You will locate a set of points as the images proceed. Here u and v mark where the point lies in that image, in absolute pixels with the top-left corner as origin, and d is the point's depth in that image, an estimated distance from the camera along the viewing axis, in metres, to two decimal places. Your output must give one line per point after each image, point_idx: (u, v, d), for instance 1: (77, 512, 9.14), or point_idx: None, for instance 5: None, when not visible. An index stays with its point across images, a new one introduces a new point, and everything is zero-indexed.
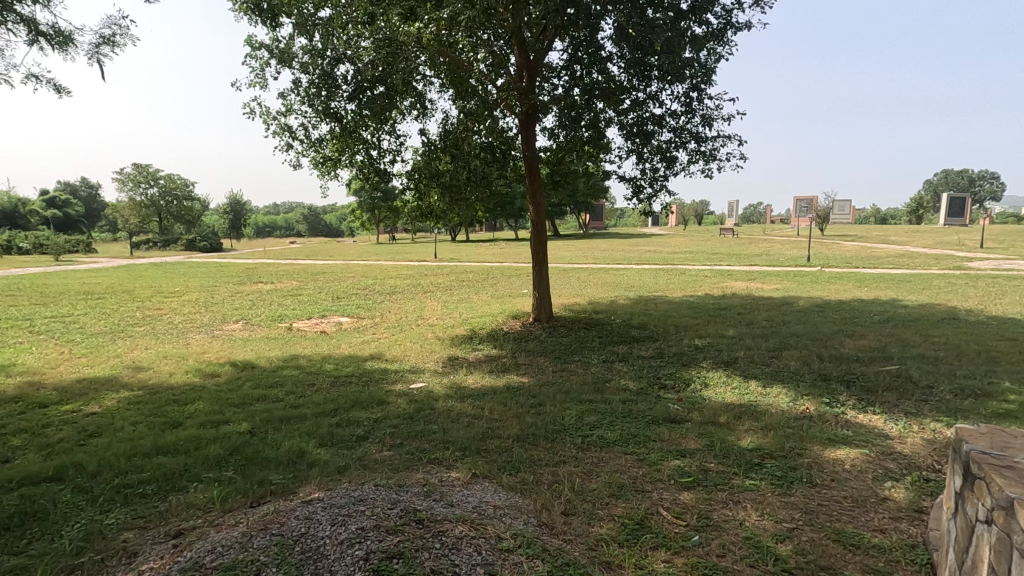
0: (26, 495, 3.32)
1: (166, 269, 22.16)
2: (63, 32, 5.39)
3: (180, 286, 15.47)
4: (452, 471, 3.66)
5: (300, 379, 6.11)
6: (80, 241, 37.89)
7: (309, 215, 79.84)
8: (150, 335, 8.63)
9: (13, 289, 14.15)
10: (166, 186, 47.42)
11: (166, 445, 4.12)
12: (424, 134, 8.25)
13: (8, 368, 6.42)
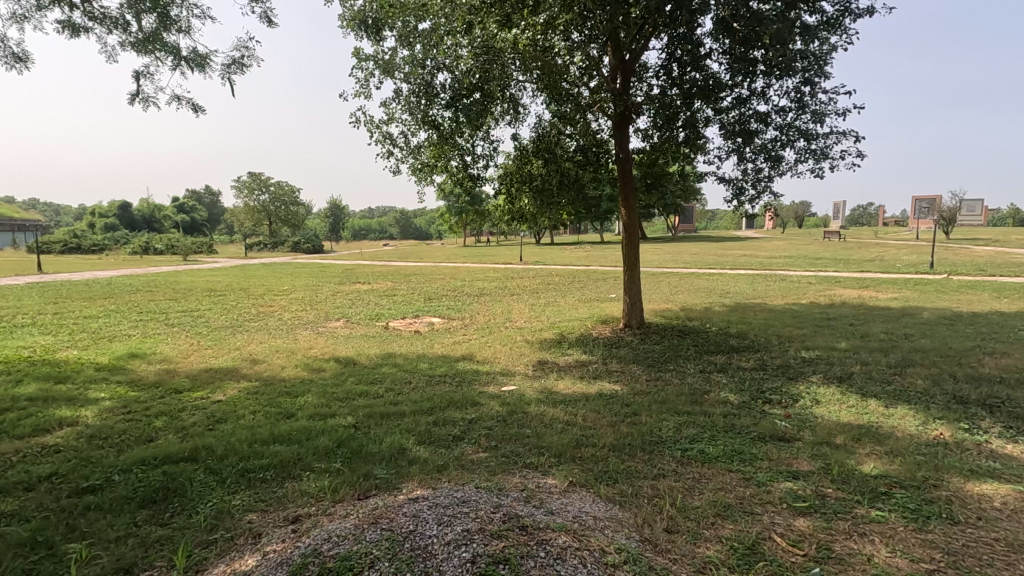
0: (167, 472, 3.70)
1: (275, 269, 24.09)
2: (200, 55, 5.98)
3: (288, 285, 16.76)
4: (548, 477, 3.64)
5: (398, 377, 6.36)
6: (204, 243, 42.07)
7: (400, 218, 83.57)
8: (265, 330, 9.39)
9: (151, 286, 15.96)
10: (276, 193, 51.65)
11: (282, 433, 4.45)
12: (516, 139, 8.34)
13: (149, 356, 7.25)
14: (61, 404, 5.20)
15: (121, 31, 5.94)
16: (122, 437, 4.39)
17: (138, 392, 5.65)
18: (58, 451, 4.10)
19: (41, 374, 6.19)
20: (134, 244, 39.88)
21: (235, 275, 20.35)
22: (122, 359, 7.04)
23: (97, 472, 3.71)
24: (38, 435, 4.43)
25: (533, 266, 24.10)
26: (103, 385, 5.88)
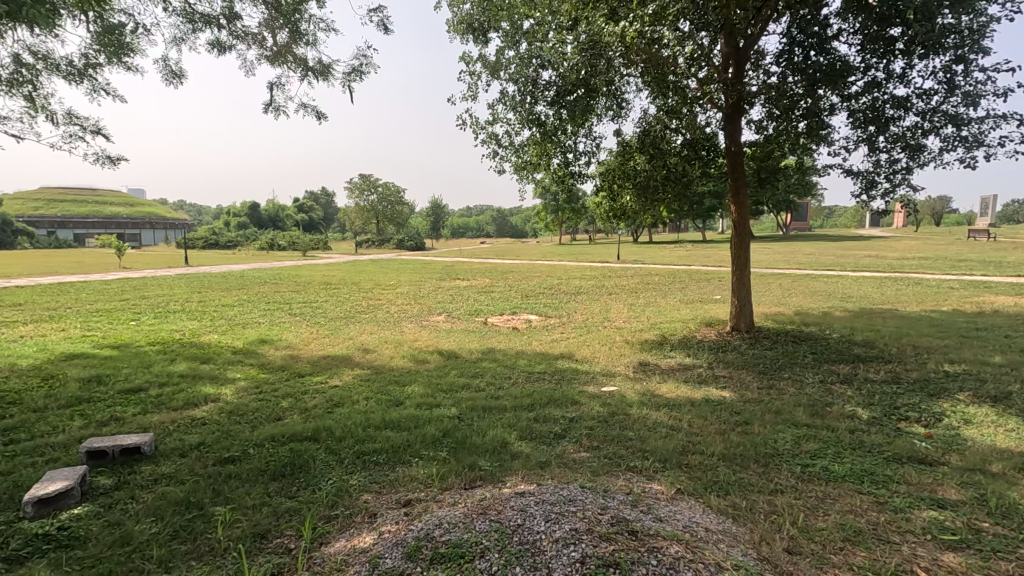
0: (294, 449, 4.04)
1: (383, 265, 25.60)
2: (324, 66, 6.46)
3: (395, 280, 17.69)
4: (654, 482, 3.52)
5: (498, 372, 6.47)
6: (320, 240, 45.60)
7: (497, 217, 85.29)
8: (374, 321, 9.99)
9: (277, 279, 17.57)
10: (384, 193, 54.81)
11: (392, 420, 4.69)
12: (620, 135, 8.14)
13: (277, 342, 7.97)
14: (206, 382, 5.86)
15: (258, 47, 6.57)
16: (255, 415, 4.86)
17: (268, 374, 6.23)
18: (205, 423, 4.63)
19: (190, 354, 7.02)
20: (262, 241, 44.17)
21: (347, 270, 21.87)
22: (254, 344, 7.80)
23: (236, 445, 4.13)
24: (188, 408, 5.03)
25: (630, 265, 23.51)
26: (239, 366, 6.55)
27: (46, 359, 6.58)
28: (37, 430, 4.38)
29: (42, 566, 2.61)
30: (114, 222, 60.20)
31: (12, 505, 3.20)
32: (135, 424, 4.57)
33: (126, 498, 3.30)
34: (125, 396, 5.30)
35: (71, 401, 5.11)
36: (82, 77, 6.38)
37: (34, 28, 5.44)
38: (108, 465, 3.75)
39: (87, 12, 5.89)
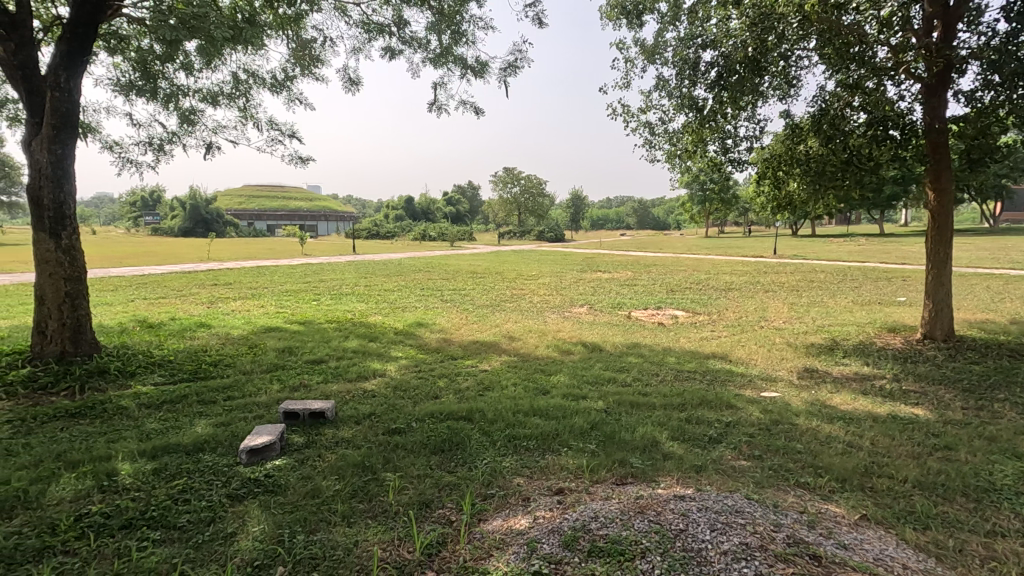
0: (451, 427, 4.29)
1: (524, 256, 26.29)
2: (482, 64, 6.73)
3: (537, 270, 18.06)
4: (831, 503, 3.15)
5: (645, 368, 6.26)
6: (466, 231, 48.15)
7: (637, 209, 83.00)
8: (519, 310, 10.28)
9: (429, 267, 18.89)
10: (527, 185, 56.09)
11: (540, 408, 4.76)
12: (789, 116, 7.36)
13: (431, 326, 8.57)
14: (374, 358, 6.48)
15: (423, 50, 7.04)
16: (416, 392, 5.25)
17: (425, 355, 6.71)
18: (374, 395, 5.11)
19: (359, 333, 7.83)
20: (415, 232, 47.90)
21: (491, 260, 22.85)
22: (413, 326, 8.47)
23: (401, 418, 4.49)
24: (360, 380, 5.60)
25: (789, 261, 21.41)
26: (400, 346, 7.15)
27: (251, 330, 7.78)
28: (246, 389, 5.19)
29: (254, 506, 3.07)
30: (298, 215, 69.48)
31: (231, 452, 3.82)
32: (319, 391, 5.20)
33: (314, 456, 3.76)
34: (310, 367, 6.07)
35: (272, 367, 5.98)
36: (281, 89, 7.37)
37: (248, 48, 6.40)
38: (300, 425, 4.32)
39: (286, 31, 6.77)
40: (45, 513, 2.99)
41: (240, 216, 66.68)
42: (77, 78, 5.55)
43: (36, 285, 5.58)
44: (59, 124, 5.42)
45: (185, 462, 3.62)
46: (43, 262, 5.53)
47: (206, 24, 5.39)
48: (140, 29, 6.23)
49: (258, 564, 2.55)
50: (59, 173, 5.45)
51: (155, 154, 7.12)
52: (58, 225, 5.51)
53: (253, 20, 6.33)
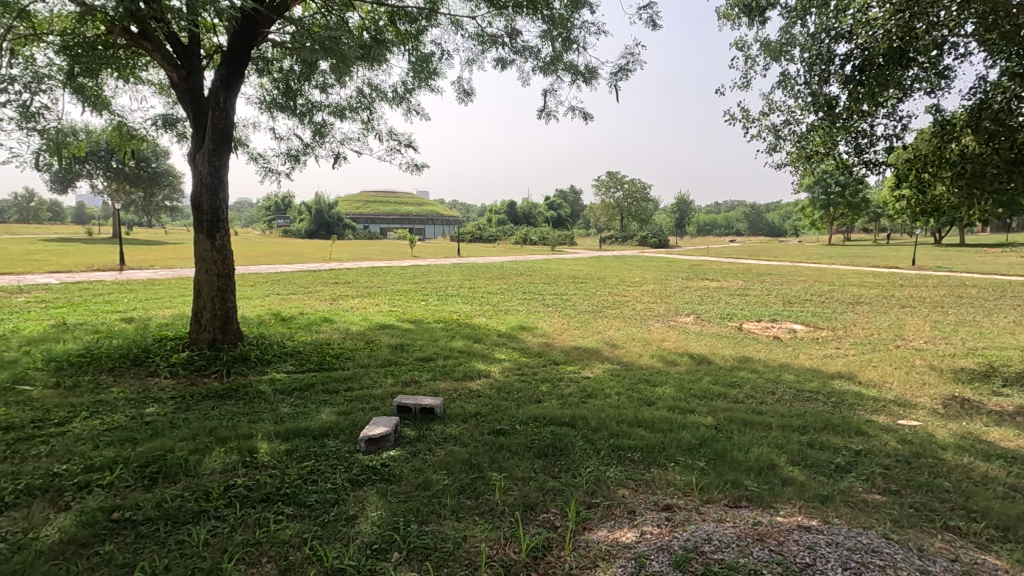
0: (554, 432, 4.30)
1: (626, 262, 25.76)
2: (593, 70, 6.69)
3: (640, 277, 17.59)
4: (988, 553, 2.75)
5: (759, 385, 5.86)
6: (567, 236, 48.16)
7: (749, 214, 78.18)
8: (621, 317, 10.09)
9: (530, 271, 19.13)
10: (630, 189, 54.89)
11: (645, 419, 4.63)
12: (939, 111, 6.55)
13: (533, 329, 8.67)
14: (478, 359, 6.67)
15: (534, 58, 7.16)
16: (519, 394, 5.33)
17: (528, 358, 6.80)
18: (479, 395, 5.26)
19: (465, 334, 8.11)
20: (517, 236, 48.69)
21: (592, 266, 22.65)
22: (515, 329, 8.62)
23: (505, 420, 4.59)
24: (466, 380, 5.80)
25: (931, 272, 19.00)
26: (503, 348, 7.30)
27: (367, 327, 8.35)
28: (363, 382, 5.57)
29: (373, 493, 3.29)
30: (407, 219, 73.59)
31: (352, 439, 4.11)
32: (428, 388, 5.45)
33: (425, 450, 3.95)
34: (420, 364, 6.38)
35: (386, 363, 6.37)
36: (400, 101, 7.84)
37: (374, 65, 6.90)
38: (411, 419, 4.57)
39: (407, 47, 7.20)
40: (201, 480, 3.42)
41: (357, 219, 71.82)
42: (233, 98, 6.30)
43: (196, 280, 6.41)
44: (217, 140, 6.20)
45: (312, 446, 3.96)
46: (202, 261, 6.35)
47: (339, 45, 5.89)
48: (283, 52, 6.94)
49: (376, 547, 2.73)
50: (217, 182, 6.23)
51: (292, 164, 7.88)
52: (214, 227, 6.30)
53: (378, 38, 6.80)
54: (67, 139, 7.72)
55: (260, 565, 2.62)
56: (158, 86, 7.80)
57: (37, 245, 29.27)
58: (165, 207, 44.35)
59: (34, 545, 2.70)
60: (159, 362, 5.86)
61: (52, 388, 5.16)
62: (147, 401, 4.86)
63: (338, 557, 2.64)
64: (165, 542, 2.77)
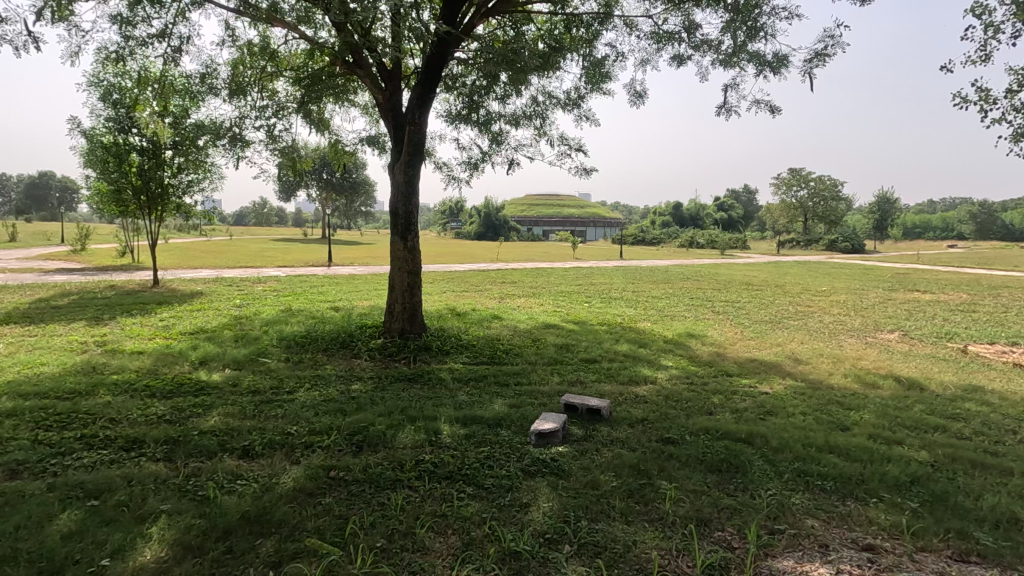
0: (729, 448, 4.04)
1: (811, 268, 23.06)
2: (782, 57, 6.14)
3: (828, 286, 15.64)
4: None
5: (994, 421, 4.84)
6: (739, 239, 44.61)
7: (976, 213, 64.77)
8: (806, 330, 9.08)
9: (698, 276, 18.12)
10: (816, 188, 49.00)
11: (838, 445, 4.13)
12: None
13: (702, 338, 8.22)
14: (644, 365, 6.53)
15: (714, 52, 6.80)
16: (688, 404, 5.11)
17: (697, 367, 6.49)
18: (646, 401, 5.16)
19: (629, 338, 7.99)
20: (682, 240, 46.60)
21: (770, 272, 20.68)
22: (683, 336, 8.27)
23: (675, 428, 4.43)
24: (631, 384, 5.72)
25: None
26: (670, 355, 7.05)
27: (533, 325, 8.68)
28: (532, 378, 5.82)
29: (544, 485, 3.42)
30: (569, 222, 74.76)
31: (523, 432, 4.32)
32: (593, 389, 5.48)
33: (593, 450, 3.99)
34: (585, 365, 6.45)
35: (552, 361, 6.56)
36: (573, 106, 8.01)
37: (550, 73, 7.16)
38: (578, 418, 4.66)
39: (581, 52, 7.33)
40: (396, 453, 3.87)
41: (521, 222, 74.84)
42: (425, 114, 6.99)
43: (390, 277, 7.25)
44: (412, 152, 6.95)
45: (487, 433, 4.25)
46: (396, 259, 7.17)
47: (520, 58, 6.20)
48: (468, 68, 7.54)
49: (548, 537, 2.84)
50: (409, 190, 6.99)
51: (471, 172, 8.51)
52: (406, 230, 7.06)
53: (554, 47, 7.04)
54: (297, 156, 9.28)
55: (446, 535, 2.90)
56: (365, 108, 9.01)
57: (269, 244, 35.59)
58: (362, 212, 50.83)
59: (275, 488, 3.31)
60: (361, 347, 6.77)
61: (283, 362, 6.26)
62: (353, 379, 5.66)
63: (514, 540, 2.81)
64: (371, 502, 3.20)
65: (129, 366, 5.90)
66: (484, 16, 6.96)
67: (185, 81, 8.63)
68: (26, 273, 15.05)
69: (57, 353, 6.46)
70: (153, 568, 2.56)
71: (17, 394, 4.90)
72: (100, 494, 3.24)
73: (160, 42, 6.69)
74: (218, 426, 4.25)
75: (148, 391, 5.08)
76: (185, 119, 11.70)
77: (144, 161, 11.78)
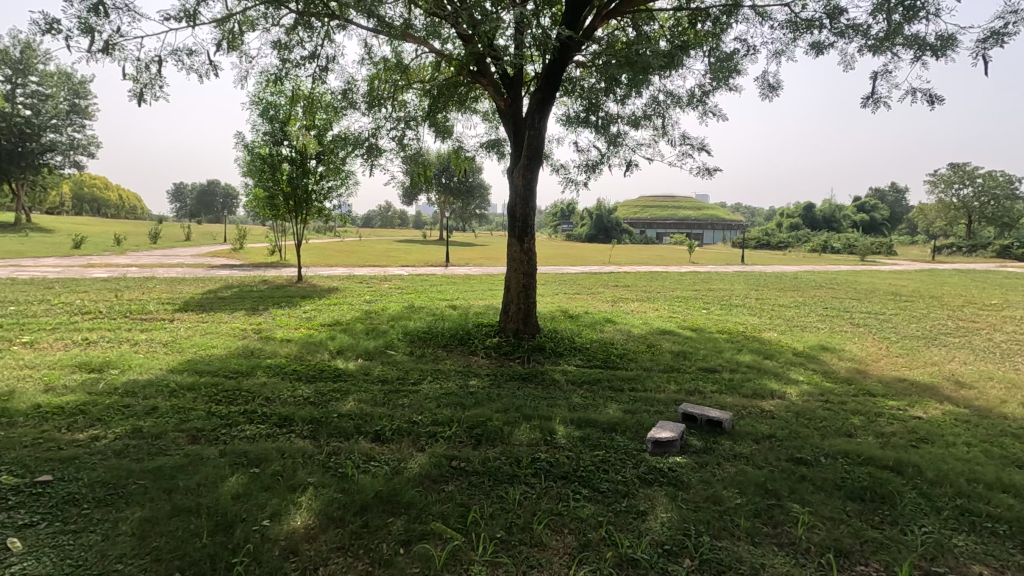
0: (873, 475, 3.65)
1: (978, 278, 19.91)
2: (950, 38, 5.41)
3: (1000, 299, 13.42)
4: None
5: None
6: (883, 243, 39.87)
7: None
8: (969, 349, 7.90)
9: (833, 284, 16.46)
10: (984, 185, 42.26)
11: (1014, 484, 3.56)
12: None
13: (839, 352, 7.48)
14: (770, 378, 6.10)
15: (861, 37, 6.18)
16: (823, 423, 4.69)
17: (832, 384, 5.93)
18: (774, 417, 4.81)
19: (753, 348, 7.50)
20: (814, 243, 42.63)
21: (922, 281, 18.22)
22: (815, 349, 7.59)
23: (807, 448, 4.09)
24: (756, 398, 5.37)
25: None
26: (800, 369, 6.50)
27: (648, 331, 8.45)
28: (647, 384, 5.68)
29: (662, 495, 3.33)
30: (685, 224, 71.74)
31: (638, 438, 4.24)
32: (714, 400, 5.23)
33: (713, 463, 3.82)
34: (704, 374, 6.17)
35: (668, 368, 6.36)
36: (696, 103, 7.68)
37: (672, 70, 6.94)
38: (696, 429, 4.48)
39: (706, 47, 7.02)
40: (513, 449, 3.99)
41: (634, 224, 73.15)
42: (545, 118, 7.10)
43: (507, 278, 7.46)
44: (531, 155, 7.10)
45: (602, 437, 4.23)
46: (512, 261, 7.36)
47: (644, 57, 6.06)
48: (587, 71, 7.55)
49: (667, 548, 2.77)
50: (528, 193, 7.15)
51: (588, 174, 8.49)
52: (523, 232, 7.23)
53: (678, 44, 6.81)
54: (423, 162, 9.88)
55: (563, 534, 2.93)
56: (486, 115, 9.36)
57: (392, 245, 38.11)
58: (477, 215, 52.56)
59: (404, 472, 3.57)
60: (477, 344, 7.05)
61: (407, 355, 6.70)
62: (470, 375, 5.91)
63: (631, 547, 2.78)
64: (490, 494, 3.33)
65: (280, 351, 6.67)
66: (606, 17, 6.93)
67: (328, 97, 9.54)
68: (200, 269, 17.56)
69: (224, 337, 7.48)
70: (303, 534, 2.88)
71: (196, 371, 5.76)
72: (259, 463, 3.70)
73: (310, 63, 7.48)
74: (354, 411, 4.66)
75: (295, 375, 5.70)
76: (326, 131, 12.94)
77: (293, 170, 13.17)
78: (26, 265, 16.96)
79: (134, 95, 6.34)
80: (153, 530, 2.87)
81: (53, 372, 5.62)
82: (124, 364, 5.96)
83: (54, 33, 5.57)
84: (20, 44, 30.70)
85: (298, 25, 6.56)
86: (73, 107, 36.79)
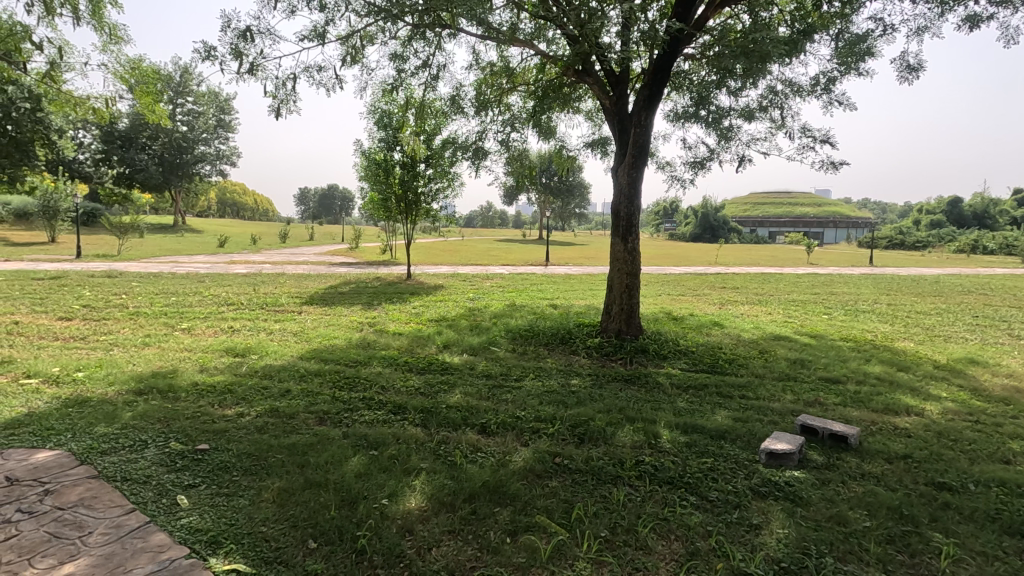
0: None
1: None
2: None
3: None
4: None
5: None
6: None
7: None
8: None
9: (986, 290, 14.40)
10: None
11: None
12: None
13: (992, 366, 6.56)
14: (905, 392, 5.50)
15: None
16: (971, 446, 4.15)
17: (984, 403, 5.22)
18: (910, 436, 4.35)
19: (884, 358, 6.81)
20: (962, 243, 37.56)
21: None
22: (962, 362, 6.71)
23: (952, 472, 3.66)
24: (889, 414, 4.87)
25: None
26: (943, 384, 5.79)
27: (760, 336, 7.96)
28: (759, 392, 5.37)
29: (778, 509, 3.15)
30: (803, 222, 66.37)
31: (750, 448, 4.03)
32: (837, 413, 4.83)
33: (837, 480, 3.53)
34: (826, 385, 5.70)
35: (783, 376, 5.96)
36: (820, 91, 7.10)
37: (793, 58, 6.48)
38: (817, 443, 4.16)
39: (833, 30, 6.46)
40: (616, 450, 3.96)
41: (744, 223, 68.97)
42: (652, 115, 6.93)
43: (610, 277, 7.38)
44: (637, 153, 6.97)
45: (710, 444, 4.08)
46: (616, 260, 7.28)
47: (762, 46, 5.70)
48: (697, 64, 7.26)
49: (784, 566, 2.62)
50: (632, 192, 7.03)
51: (696, 171, 8.16)
52: (627, 231, 7.12)
53: (801, 30, 6.34)
54: (527, 163, 10.04)
55: (670, 539, 2.88)
56: (589, 114, 9.34)
57: (494, 244, 39.13)
58: (577, 214, 52.41)
59: (509, 465, 3.68)
60: (579, 344, 7.06)
61: (510, 352, 6.88)
62: (571, 374, 5.94)
63: (744, 560, 2.67)
64: (594, 493, 3.34)
65: (393, 344, 7.13)
66: (719, 6, 6.62)
67: (437, 104, 10.02)
68: (323, 266, 19.14)
69: (344, 329, 8.14)
70: (417, 515, 3.08)
71: (321, 359, 6.32)
72: (378, 446, 4.00)
73: (423, 72, 7.89)
74: (461, 403, 4.88)
75: (407, 366, 6.08)
76: (435, 136, 13.60)
77: (404, 173, 14.01)
78: (184, 262, 19.50)
79: (273, 110, 7.09)
80: (290, 499, 3.22)
81: (207, 355, 6.45)
82: (262, 350, 6.69)
83: (211, 59, 6.38)
84: (179, 69, 35.32)
85: (413, 37, 6.95)
86: (220, 122, 41.65)
